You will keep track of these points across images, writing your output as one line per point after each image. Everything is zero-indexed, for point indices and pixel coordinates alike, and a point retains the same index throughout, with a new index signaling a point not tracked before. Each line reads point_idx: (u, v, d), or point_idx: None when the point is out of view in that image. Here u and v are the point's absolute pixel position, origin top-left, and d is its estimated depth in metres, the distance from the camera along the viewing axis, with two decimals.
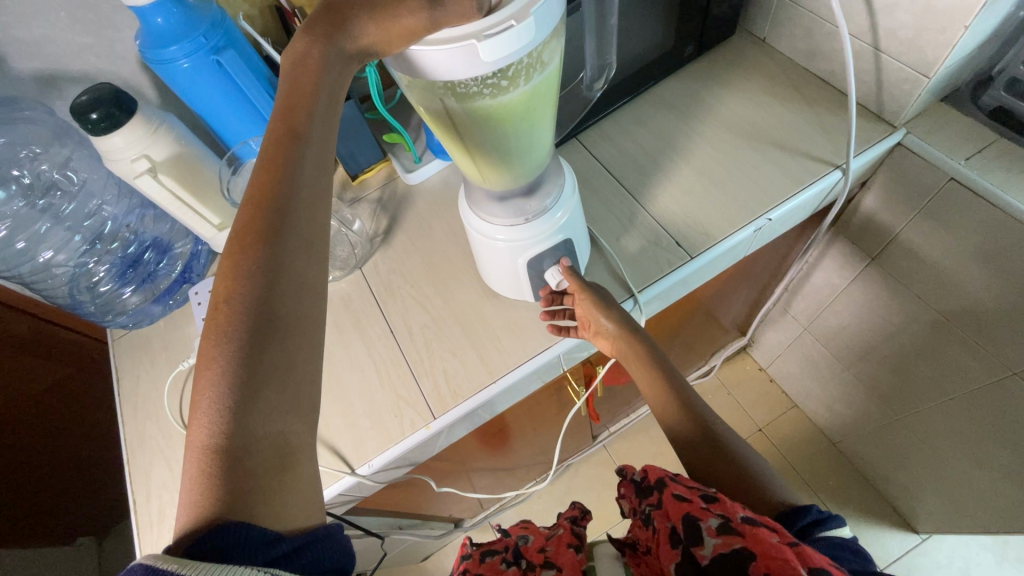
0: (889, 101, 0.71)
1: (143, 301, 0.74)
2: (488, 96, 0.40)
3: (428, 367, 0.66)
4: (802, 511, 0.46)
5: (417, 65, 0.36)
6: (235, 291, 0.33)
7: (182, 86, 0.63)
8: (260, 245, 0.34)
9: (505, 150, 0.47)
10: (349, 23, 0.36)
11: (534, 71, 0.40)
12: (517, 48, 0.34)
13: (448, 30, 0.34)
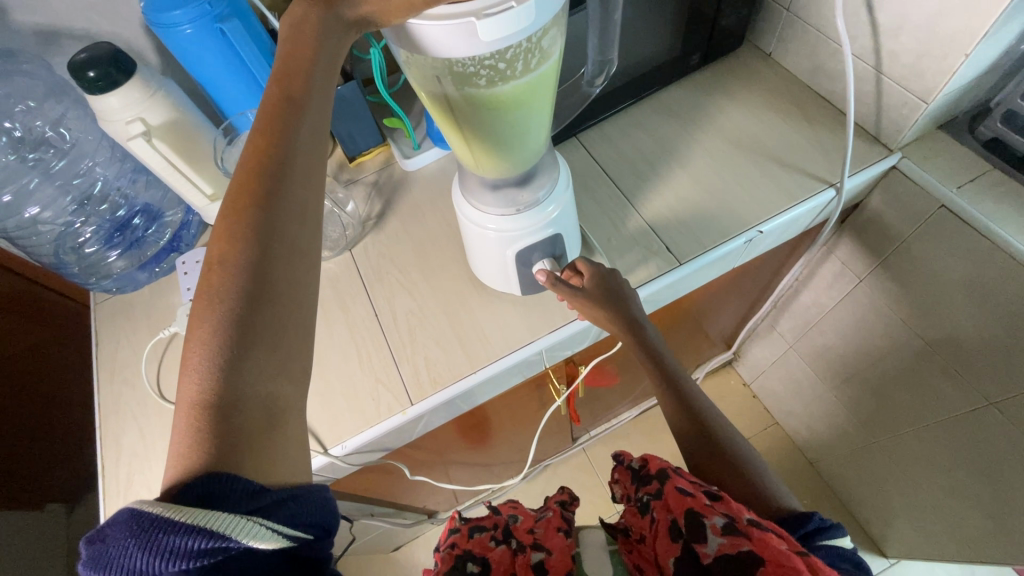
0: (887, 124, 0.71)
1: (128, 266, 0.73)
2: (484, 77, 0.40)
3: (410, 353, 0.66)
4: (805, 518, 0.47)
5: (415, 39, 0.36)
6: (230, 250, 0.33)
7: (184, 54, 0.63)
8: (255, 207, 0.34)
9: (502, 138, 0.47)
10: None
11: (533, 58, 0.40)
12: (517, 31, 0.34)
13: (449, 5, 0.34)
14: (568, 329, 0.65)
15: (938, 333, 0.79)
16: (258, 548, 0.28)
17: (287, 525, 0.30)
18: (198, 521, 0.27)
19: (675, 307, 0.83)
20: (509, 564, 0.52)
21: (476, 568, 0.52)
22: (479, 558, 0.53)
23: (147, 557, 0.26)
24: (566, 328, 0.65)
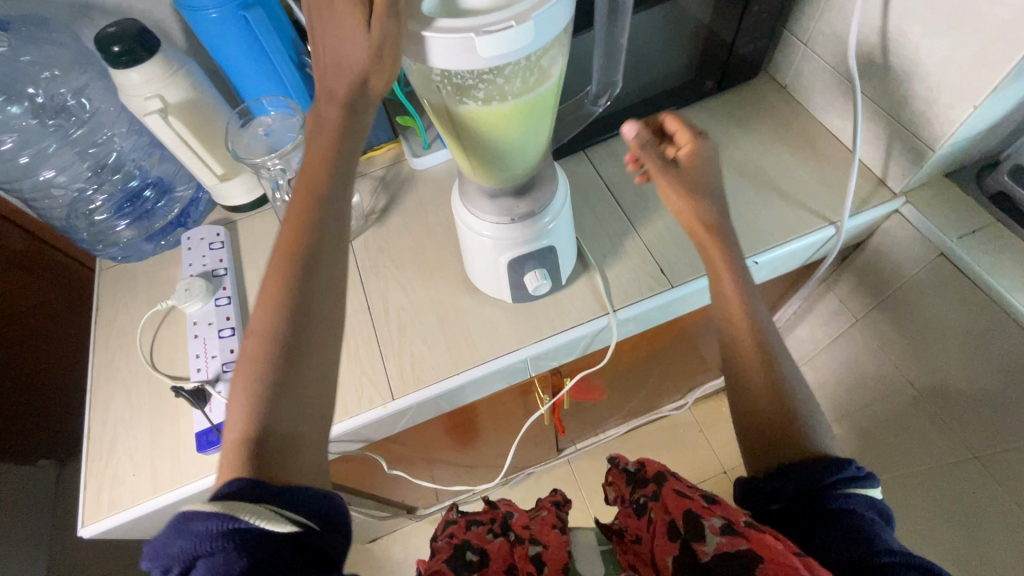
0: (894, 167, 0.71)
1: (135, 236, 0.75)
2: (484, 92, 0.41)
3: (397, 349, 0.67)
4: (830, 470, 0.46)
5: (416, 50, 0.37)
6: (276, 296, 0.39)
7: (209, 37, 0.65)
8: (293, 264, 0.40)
9: (501, 154, 0.48)
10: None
11: (532, 77, 0.41)
12: (515, 50, 0.35)
13: (451, 22, 0.35)
14: (557, 340, 0.66)
15: (926, 381, 0.79)
16: (274, 530, 0.32)
17: (297, 514, 0.34)
18: (221, 508, 0.31)
19: (667, 329, 0.83)
20: (508, 555, 0.53)
21: (476, 558, 0.52)
22: (477, 548, 0.53)
23: (188, 543, 0.31)
24: (553, 339, 0.66)
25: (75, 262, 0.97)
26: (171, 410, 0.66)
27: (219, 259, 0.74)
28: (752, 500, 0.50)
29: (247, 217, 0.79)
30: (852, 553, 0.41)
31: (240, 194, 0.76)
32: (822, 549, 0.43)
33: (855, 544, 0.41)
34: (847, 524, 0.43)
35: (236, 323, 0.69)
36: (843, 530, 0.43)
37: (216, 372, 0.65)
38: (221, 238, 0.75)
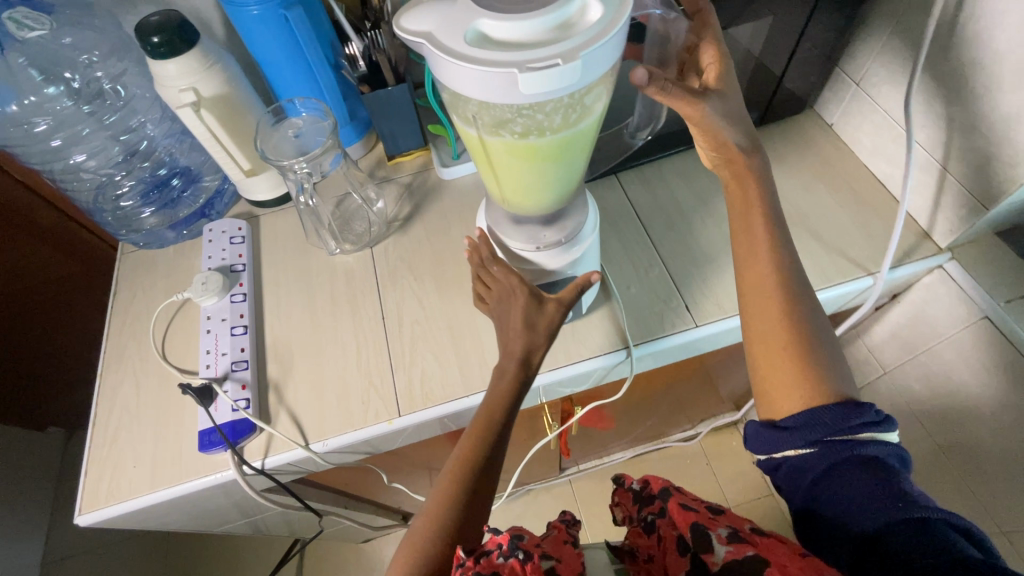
0: (941, 220, 0.68)
1: (159, 224, 0.76)
2: (521, 127, 0.39)
3: (408, 363, 0.65)
4: (850, 413, 0.46)
5: (448, 77, 0.35)
6: (482, 433, 0.52)
7: (248, 34, 0.64)
8: (498, 412, 0.53)
9: (535, 186, 0.47)
10: (398, 15, 0.36)
11: (574, 113, 0.39)
12: (559, 86, 0.33)
13: (491, 53, 0.33)
14: (571, 371, 0.64)
15: (953, 447, 0.75)
16: None
17: None
18: None
19: (684, 364, 0.81)
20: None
21: None
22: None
23: None
24: (568, 369, 0.64)
25: (99, 241, 0.98)
26: (177, 404, 0.65)
27: (238, 254, 0.73)
28: (777, 446, 0.49)
29: (271, 213, 0.79)
30: (886, 505, 0.42)
31: (267, 189, 0.76)
32: (852, 498, 0.43)
33: (886, 498, 0.42)
34: (877, 476, 0.43)
35: (249, 321, 0.68)
36: (874, 481, 0.43)
37: (225, 370, 0.64)
38: (242, 233, 0.75)
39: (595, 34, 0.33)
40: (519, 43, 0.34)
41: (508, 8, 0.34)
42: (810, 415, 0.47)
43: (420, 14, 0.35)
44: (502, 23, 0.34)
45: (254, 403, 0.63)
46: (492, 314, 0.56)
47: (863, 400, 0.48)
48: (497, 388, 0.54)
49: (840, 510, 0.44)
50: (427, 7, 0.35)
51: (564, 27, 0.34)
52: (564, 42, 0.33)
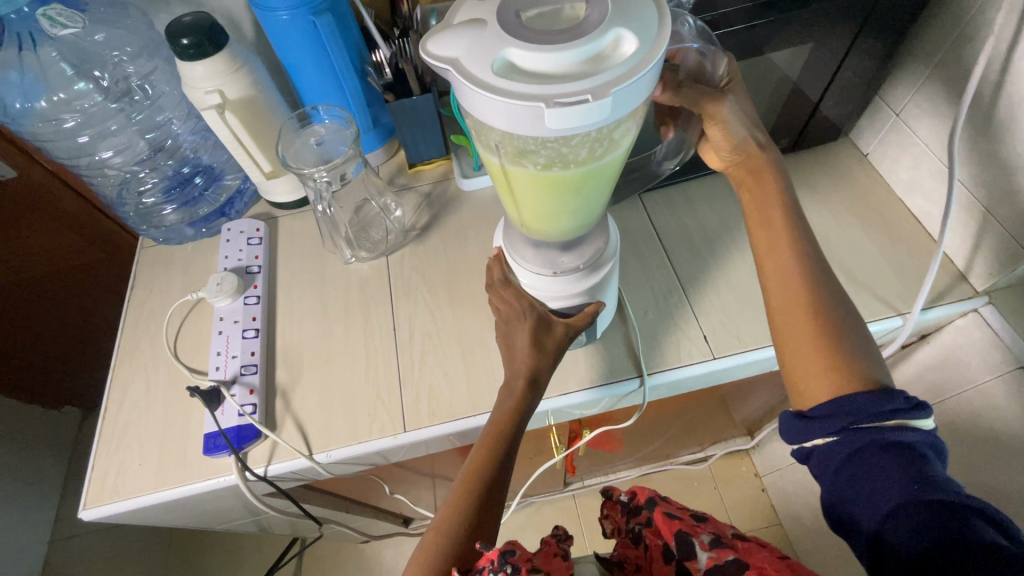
0: (981, 262, 0.65)
1: (179, 220, 0.76)
2: (546, 157, 0.39)
3: (417, 378, 0.65)
4: (885, 397, 0.44)
5: (474, 104, 0.35)
6: (495, 440, 0.50)
7: (276, 39, 0.64)
8: (513, 419, 0.51)
9: (555, 214, 0.46)
10: (425, 40, 0.35)
11: (601, 147, 0.39)
12: (586, 122, 0.33)
13: (522, 86, 0.32)
14: (582, 396, 0.62)
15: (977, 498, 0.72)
16: None
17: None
18: None
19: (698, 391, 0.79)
20: None
21: None
22: None
23: None
24: (578, 395, 0.62)
25: (124, 233, 1.00)
26: (186, 403, 0.65)
27: (255, 255, 0.73)
28: (806, 437, 0.46)
29: (289, 215, 0.79)
30: (912, 486, 0.41)
31: (286, 192, 0.76)
32: (877, 480, 0.42)
33: (909, 479, 0.41)
34: (906, 461, 0.42)
35: (261, 324, 0.68)
36: (900, 466, 0.42)
37: (234, 374, 0.64)
38: (260, 234, 0.75)
39: (628, 71, 0.32)
40: (550, 76, 0.33)
41: (539, 40, 0.34)
42: (839, 400, 0.45)
43: (449, 40, 0.35)
44: (533, 55, 0.33)
45: (260, 408, 0.63)
46: (503, 334, 0.55)
47: (896, 386, 0.45)
48: (504, 402, 0.52)
49: (862, 492, 0.43)
50: (456, 32, 0.35)
51: (595, 62, 0.34)
52: (596, 79, 0.32)
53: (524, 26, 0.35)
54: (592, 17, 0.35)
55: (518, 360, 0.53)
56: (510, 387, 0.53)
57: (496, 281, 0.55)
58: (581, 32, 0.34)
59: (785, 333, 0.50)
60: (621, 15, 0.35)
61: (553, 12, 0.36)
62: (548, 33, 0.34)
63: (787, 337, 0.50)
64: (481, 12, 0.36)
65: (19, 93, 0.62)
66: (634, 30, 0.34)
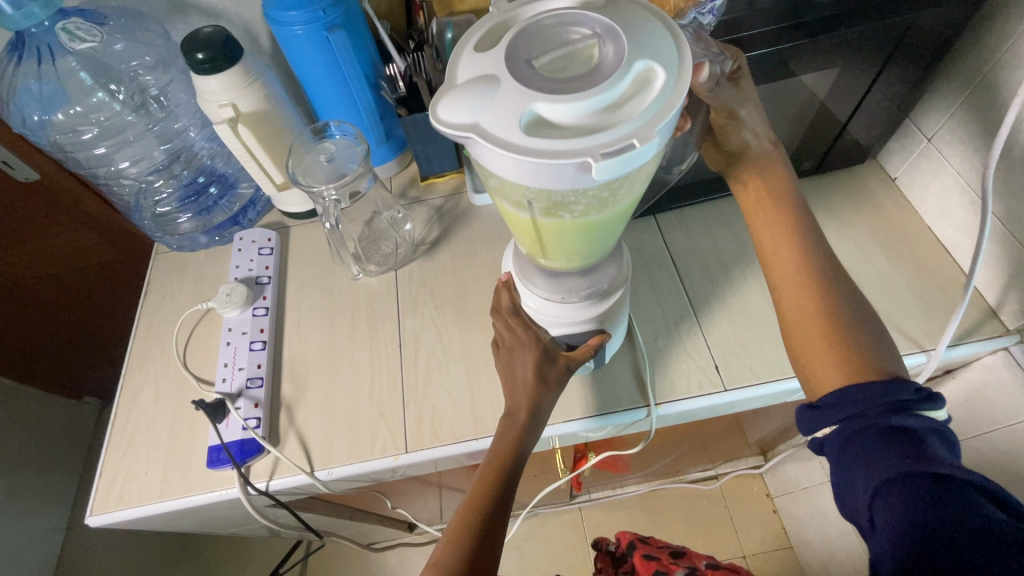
0: (1013, 299, 0.61)
1: (194, 229, 0.77)
2: (583, 206, 0.38)
3: (420, 398, 0.64)
4: (898, 389, 0.41)
5: (503, 168, 0.34)
6: (493, 472, 0.49)
7: (291, 53, 0.64)
8: (513, 450, 0.50)
9: (582, 251, 0.46)
10: (438, 111, 0.34)
11: (634, 184, 0.39)
12: (631, 164, 0.33)
13: (558, 144, 0.32)
14: (590, 423, 0.60)
15: None
16: None
17: None
18: None
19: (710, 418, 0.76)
20: None
21: None
22: None
23: None
24: (583, 423, 0.60)
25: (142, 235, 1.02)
26: (193, 414, 0.66)
27: (265, 266, 0.73)
28: (814, 428, 0.44)
29: (301, 224, 0.79)
30: (908, 464, 0.39)
31: (297, 203, 0.76)
32: (873, 462, 0.40)
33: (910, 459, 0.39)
34: (909, 447, 0.39)
35: (268, 337, 0.68)
36: (905, 450, 0.39)
37: (240, 387, 0.64)
38: (271, 245, 0.75)
39: (663, 108, 0.32)
40: (581, 124, 0.33)
41: (560, 89, 0.33)
42: (848, 392, 0.43)
43: (464, 107, 0.33)
44: (560, 106, 0.32)
45: (264, 422, 0.63)
46: (503, 363, 0.54)
47: (909, 377, 0.43)
48: (504, 434, 0.51)
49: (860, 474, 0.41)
50: (467, 95, 0.34)
51: (626, 102, 0.33)
52: (632, 122, 0.32)
53: (537, 75, 0.34)
54: (608, 55, 0.34)
55: (523, 388, 0.52)
56: (511, 419, 0.52)
57: (503, 307, 0.55)
58: (605, 74, 0.33)
59: (809, 370, 0.47)
60: (639, 48, 0.34)
61: (565, 54, 0.35)
62: (567, 80, 0.33)
63: (809, 375, 0.47)
64: (489, 66, 0.35)
65: (38, 105, 0.63)
66: (656, 63, 0.34)
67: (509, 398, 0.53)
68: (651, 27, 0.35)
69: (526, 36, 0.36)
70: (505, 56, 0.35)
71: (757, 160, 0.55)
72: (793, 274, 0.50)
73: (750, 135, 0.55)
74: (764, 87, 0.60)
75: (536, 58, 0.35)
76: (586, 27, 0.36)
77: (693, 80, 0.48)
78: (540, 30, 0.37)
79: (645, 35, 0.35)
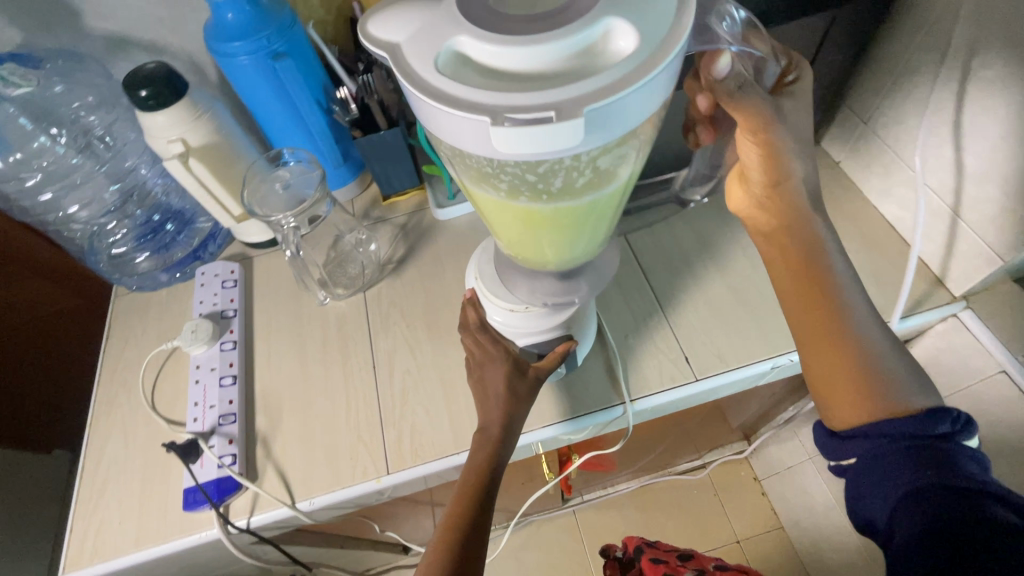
0: (957, 268, 0.65)
1: (152, 267, 0.75)
2: (509, 184, 0.38)
3: (398, 418, 0.64)
4: (934, 420, 0.43)
5: (422, 113, 0.34)
6: (472, 476, 0.50)
7: (238, 82, 0.64)
8: (488, 455, 0.51)
9: (532, 240, 0.45)
10: (372, 23, 0.35)
11: (574, 176, 0.37)
12: (546, 145, 0.31)
13: (468, 90, 0.31)
14: (563, 426, 0.61)
15: None
16: None
17: None
18: None
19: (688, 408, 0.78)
20: None
21: None
22: None
23: None
24: (563, 425, 0.61)
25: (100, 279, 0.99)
26: (165, 457, 0.64)
27: (230, 298, 0.72)
28: (840, 454, 0.47)
29: (264, 254, 0.78)
30: (917, 477, 0.42)
31: (258, 232, 0.75)
32: (889, 475, 0.43)
33: (927, 474, 0.41)
34: (925, 462, 0.42)
35: (238, 371, 0.67)
36: (920, 465, 0.42)
37: (213, 424, 0.63)
38: (234, 276, 0.74)
39: (602, 83, 0.30)
40: (514, 77, 0.32)
41: (499, 35, 0.32)
42: (875, 422, 0.45)
43: (411, 19, 0.34)
44: (493, 46, 0.32)
45: (240, 459, 0.62)
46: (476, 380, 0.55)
47: (942, 406, 0.45)
48: (479, 447, 0.51)
49: (877, 485, 0.44)
50: (406, 20, 0.34)
51: (568, 67, 0.32)
52: (563, 89, 0.30)
53: (494, 11, 0.34)
54: (580, 6, 0.33)
55: (500, 400, 0.52)
56: (487, 431, 0.52)
57: (471, 324, 0.55)
58: (560, 26, 0.31)
59: (826, 393, 0.48)
60: (617, 6, 0.32)
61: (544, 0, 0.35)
62: (523, 21, 0.33)
63: (814, 373, 0.49)
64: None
65: None
66: (625, 30, 0.31)
67: (483, 412, 0.53)
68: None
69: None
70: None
71: (781, 204, 0.53)
72: (805, 305, 0.50)
73: (769, 161, 0.52)
74: (812, 122, 0.55)
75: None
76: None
77: (711, 68, 0.47)
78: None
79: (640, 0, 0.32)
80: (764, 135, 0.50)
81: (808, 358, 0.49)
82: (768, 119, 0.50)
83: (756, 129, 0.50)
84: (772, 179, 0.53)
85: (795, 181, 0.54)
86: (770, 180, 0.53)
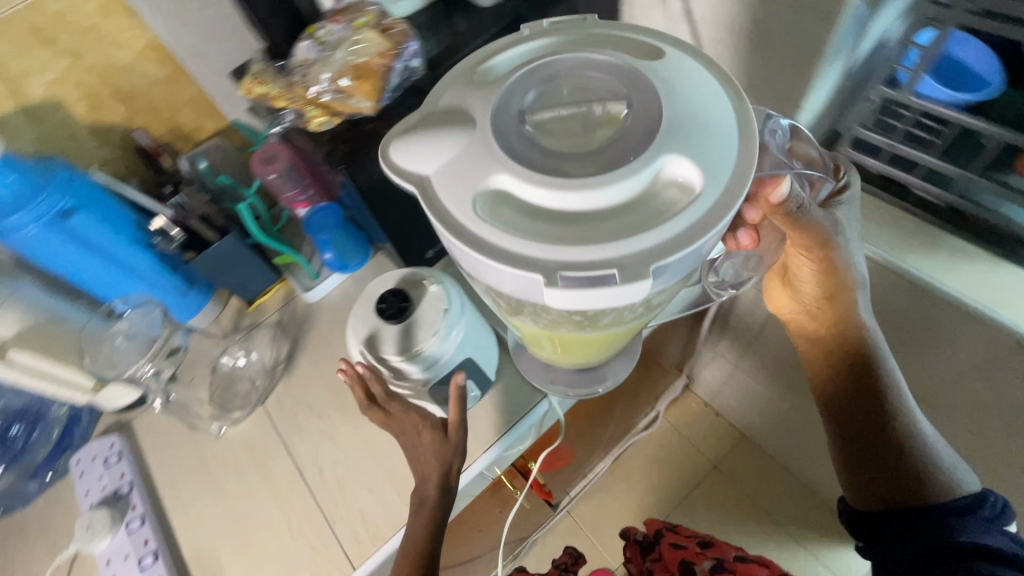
0: None
1: (14, 482, 0.66)
2: (554, 322, 0.41)
3: (344, 511, 0.61)
4: (973, 498, 0.55)
5: (469, 259, 0.36)
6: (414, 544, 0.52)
7: (33, 254, 0.59)
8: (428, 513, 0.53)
9: (568, 347, 0.50)
10: (395, 161, 0.37)
11: (619, 315, 0.41)
12: (609, 298, 0.34)
13: (527, 245, 0.33)
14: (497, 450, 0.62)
15: None
16: None
17: None
18: None
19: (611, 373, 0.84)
20: None
21: None
22: None
23: None
24: (504, 440, 0.63)
25: None
26: None
27: (120, 474, 0.66)
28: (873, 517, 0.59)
29: (140, 412, 0.71)
30: (937, 540, 0.53)
31: (124, 395, 0.67)
32: (914, 547, 0.54)
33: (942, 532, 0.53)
34: (946, 530, 0.53)
35: (157, 544, 0.61)
36: (942, 522, 0.53)
37: None
38: (116, 449, 0.67)
39: (666, 237, 0.33)
40: (572, 219, 0.34)
41: (552, 177, 0.34)
42: (920, 479, 0.56)
43: (431, 147, 0.36)
44: (536, 190, 0.34)
45: None
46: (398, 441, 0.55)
47: (983, 492, 0.55)
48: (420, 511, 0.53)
49: (905, 556, 0.55)
50: (431, 150, 0.36)
51: (618, 201, 0.34)
52: (613, 242, 0.33)
53: (530, 148, 0.36)
54: (632, 140, 0.35)
55: (434, 453, 0.54)
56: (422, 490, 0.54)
57: (366, 400, 0.54)
58: (619, 168, 0.34)
59: (867, 453, 0.59)
60: (672, 141, 0.34)
61: (588, 114, 0.37)
62: (572, 163, 0.35)
63: (868, 450, 0.59)
64: (481, 105, 0.37)
65: None
66: (682, 165, 0.34)
67: (415, 461, 0.54)
68: (716, 111, 0.36)
69: (551, 84, 0.39)
70: (506, 98, 0.38)
71: (831, 303, 0.60)
72: (853, 390, 0.60)
73: (825, 274, 0.58)
74: (859, 226, 0.59)
75: (547, 114, 0.37)
76: (615, 76, 0.38)
77: (770, 193, 0.48)
78: (573, 79, 0.39)
79: (700, 123, 0.35)
80: (824, 250, 0.56)
81: (847, 418, 0.61)
82: (825, 238, 0.54)
83: (812, 246, 0.55)
84: (816, 284, 0.60)
85: (852, 291, 0.58)
86: (821, 287, 0.59)
